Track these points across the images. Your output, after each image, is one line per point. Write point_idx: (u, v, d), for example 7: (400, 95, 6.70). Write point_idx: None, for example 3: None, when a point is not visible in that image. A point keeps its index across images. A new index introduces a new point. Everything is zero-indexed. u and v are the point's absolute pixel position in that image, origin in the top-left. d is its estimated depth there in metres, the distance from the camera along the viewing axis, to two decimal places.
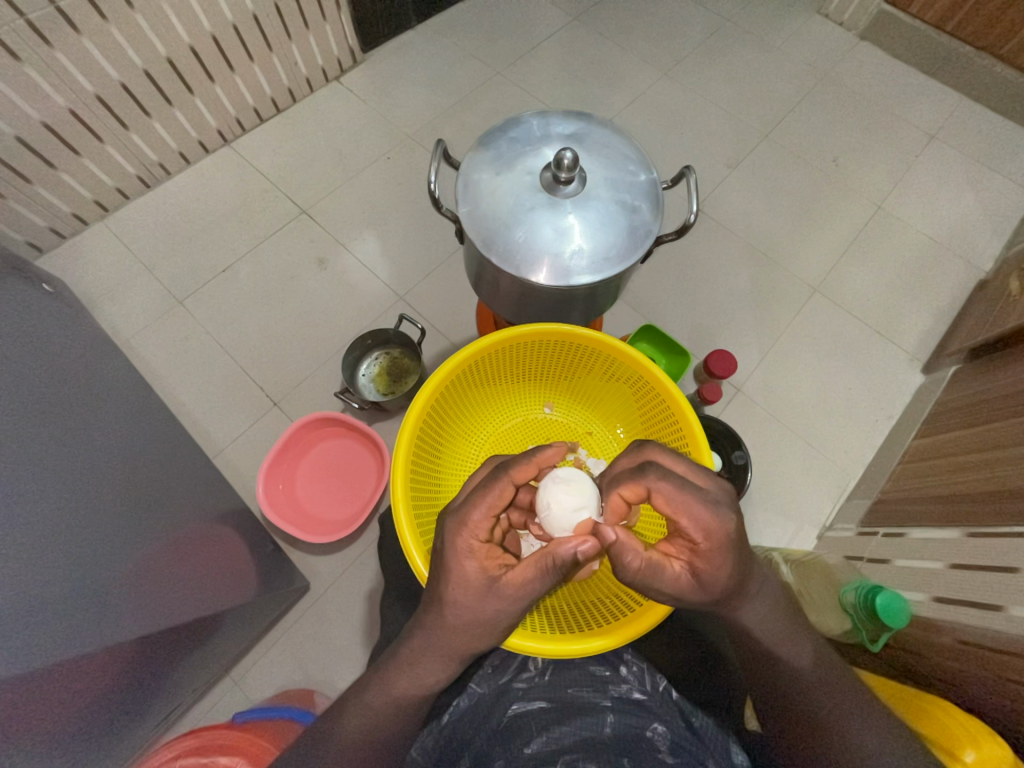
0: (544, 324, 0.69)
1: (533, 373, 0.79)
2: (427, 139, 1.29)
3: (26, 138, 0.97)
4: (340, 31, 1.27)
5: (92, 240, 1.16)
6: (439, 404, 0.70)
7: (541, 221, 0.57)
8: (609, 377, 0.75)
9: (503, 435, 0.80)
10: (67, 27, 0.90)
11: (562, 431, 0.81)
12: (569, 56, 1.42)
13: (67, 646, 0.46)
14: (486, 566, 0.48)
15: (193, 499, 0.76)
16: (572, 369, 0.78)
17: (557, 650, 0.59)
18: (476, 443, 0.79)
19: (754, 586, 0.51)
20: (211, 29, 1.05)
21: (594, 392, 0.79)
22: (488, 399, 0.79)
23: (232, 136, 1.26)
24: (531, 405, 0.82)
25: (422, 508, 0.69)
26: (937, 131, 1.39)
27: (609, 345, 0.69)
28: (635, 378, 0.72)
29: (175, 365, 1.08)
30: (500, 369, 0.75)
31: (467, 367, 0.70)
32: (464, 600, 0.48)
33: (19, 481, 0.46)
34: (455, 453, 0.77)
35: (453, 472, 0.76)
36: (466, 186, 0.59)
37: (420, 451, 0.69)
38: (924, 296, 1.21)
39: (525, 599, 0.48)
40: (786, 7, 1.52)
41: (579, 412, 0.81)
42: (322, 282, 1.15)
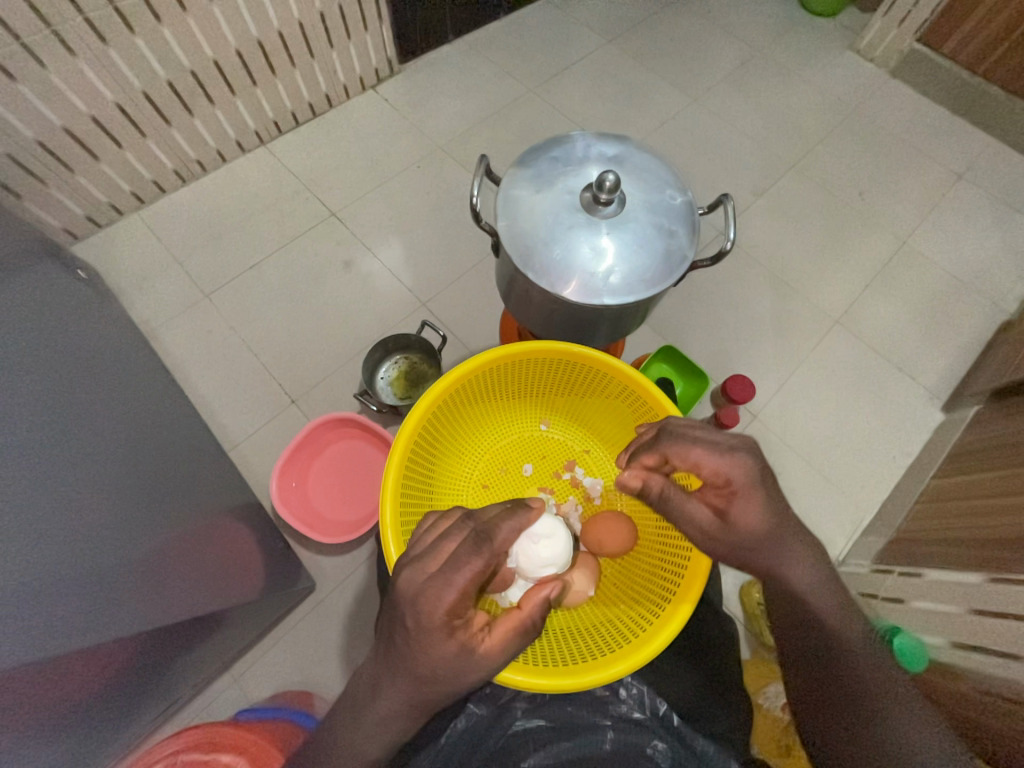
0: (543, 342, 0.69)
1: (530, 390, 0.79)
2: (457, 151, 1.32)
3: (71, 127, 1.00)
4: (380, 42, 1.30)
5: (126, 230, 1.18)
6: (437, 416, 0.70)
7: (578, 241, 0.58)
8: (607, 397, 0.75)
9: (499, 451, 0.80)
10: (121, 26, 0.93)
11: (558, 449, 0.81)
12: (601, 77, 1.44)
13: (70, 639, 0.45)
14: (465, 642, 0.44)
15: (206, 493, 0.76)
16: (570, 388, 0.78)
17: (550, 685, 0.56)
18: (472, 460, 0.79)
19: (796, 540, 0.51)
20: (257, 34, 1.09)
21: (592, 411, 0.79)
22: (486, 413, 0.79)
23: (268, 138, 1.28)
24: (527, 422, 0.81)
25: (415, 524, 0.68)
26: (964, 170, 1.39)
27: (608, 365, 0.69)
28: (634, 400, 0.72)
29: (197, 357, 1.09)
30: (497, 385, 0.75)
31: (466, 382, 0.70)
32: (438, 676, 0.44)
33: (26, 465, 0.45)
34: (450, 466, 0.77)
35: (446, 488, 0.76)
36: (505, 200, 0.60)
37: (415, 463, 0.69)
38: (947, 334, 1.21)
39: (499, 663, 0.46)
40: (818, 41, 1.54)
41: (576, 430, 0.81)
42: (346, 284, 1.17)
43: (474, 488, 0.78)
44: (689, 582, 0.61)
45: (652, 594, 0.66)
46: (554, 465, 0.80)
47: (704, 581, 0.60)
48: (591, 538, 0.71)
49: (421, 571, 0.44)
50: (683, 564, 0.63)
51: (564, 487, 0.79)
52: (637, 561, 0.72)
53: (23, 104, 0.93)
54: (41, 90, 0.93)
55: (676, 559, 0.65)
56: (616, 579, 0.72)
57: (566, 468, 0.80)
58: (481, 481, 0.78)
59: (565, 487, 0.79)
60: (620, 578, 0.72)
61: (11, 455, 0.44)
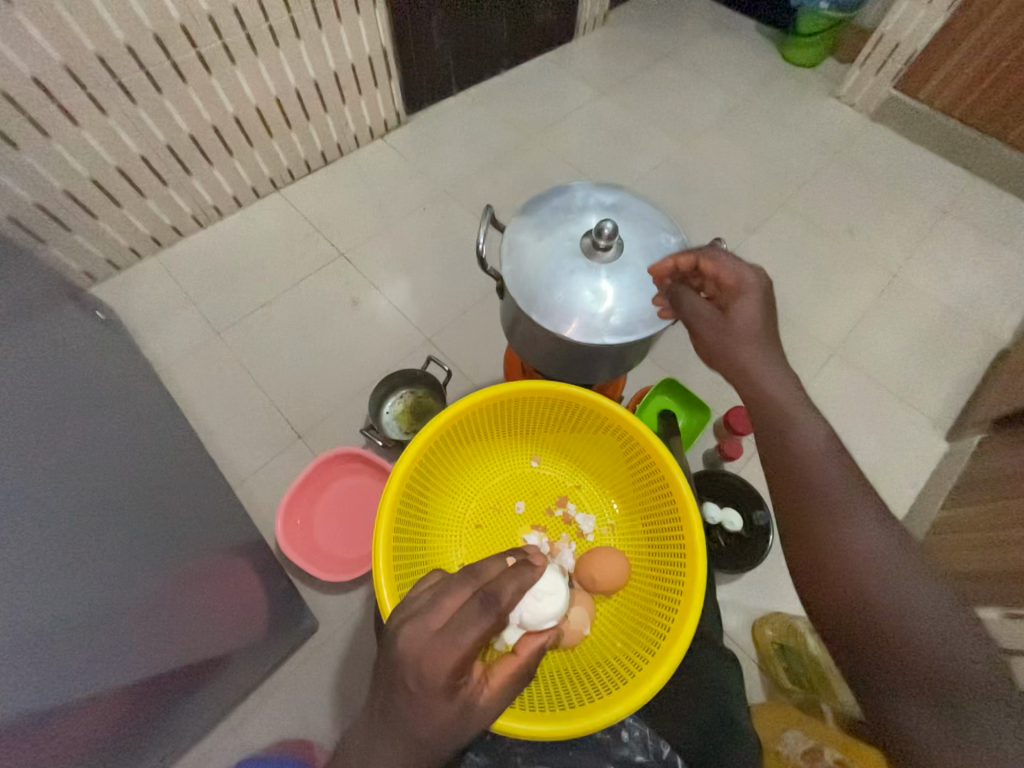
0: (528, 383, 0.69)
1: (519, 426, 0.77)
2: (461, 194, 1.38)
3: (98, 178, 1.06)
4: (389, 97, 1.39)
5: (144, 272, 1.23)
6: (428, 458, 0.69)
7: (581, 285, 0.61)
8: (595, 431, 0.74)
9: (490, 490, 0.78)
10: (151, 88, 1.01)
11: (550, 485, 0.79)
12: (596, 125, 1.53)
13: (73, 687, 0.45)
14: (467, 704, 0.40)
15: (212, 531, 0.77)
16: (557, 424, 0.77)
17: (551, 732, 0.54)
18: (463, 500, 0.77)
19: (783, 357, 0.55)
20: (275, 92, 1.17)
21: (582, 445, 0.77)
22: (476, 453, 0.77)
23: (282, 184, 1.35)
24: (517, 458, 0.80)
25: (408, 571, 0.66)
26: (949, 206, 1.45)
27: (593, 401, 0.69)
28: (623, 434, 0.71)
29: (207, 393, 1.11)
30: (487, 423, 0.74)
31: (456, 422, 0.69)
32: (437, 737, 0.40)
33: (46, 498, 0.46)
34: (442, 507, 0.75)
35: (438, 531, 0.73)
36: (510, 247, 0.64)
37: (406, 506, 0.67)
38: (944, 364, 1.23)
39: (497, 715, 0.43)
40: (801, 90, 1.64)
41: (567, 465, 0.79)
42: (354, 321, 1.20)
43: (467, 529, 0.75)
44: (683, 617, 0.60)
45: (647, 630, 0.65)
46: (546, 502, 0.78)
47: (698, 617, 0.59)
48: (585, 572, 0.69)
49: (422, 629, 0.40)
50: (677, 599, 0.63)
51: (557, 524, 0.77)
52: (630, 596, 0.70)
53: (55, 158, 0.99)
54: (73, 145, 0.99)
55: (671, 594, 0.64)
56: (611, 616, 0.70)
57: (558, 504, 0.78)
58: (473, 522, 0.76)
59: (558, 525, 0.77)
60: (615, 615, 0.70)
61: (33, 494, 0.45)
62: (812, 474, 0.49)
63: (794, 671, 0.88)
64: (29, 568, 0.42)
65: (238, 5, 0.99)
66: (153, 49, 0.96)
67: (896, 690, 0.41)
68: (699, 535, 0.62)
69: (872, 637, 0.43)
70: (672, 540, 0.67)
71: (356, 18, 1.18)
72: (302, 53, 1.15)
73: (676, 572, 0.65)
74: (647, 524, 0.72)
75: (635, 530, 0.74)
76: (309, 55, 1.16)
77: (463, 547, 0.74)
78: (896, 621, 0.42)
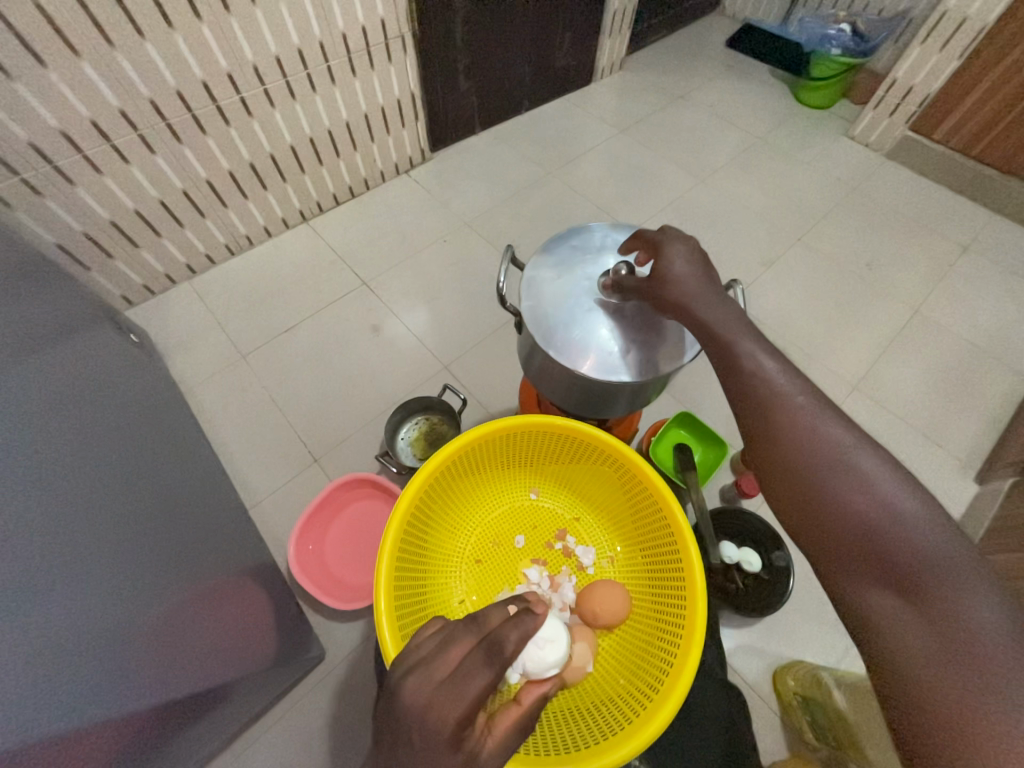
0: (529, 417, 0.69)
1: (517, 459, 0.77)
2: (481, 226, 1.43)
3: (142, 210, 1.13)
4: (415, 135, 1.46)
5: (177, 297, 1.29)
6: (430, 492, 0.68)
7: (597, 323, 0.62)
8: (593, 463, 0.73)
9: (490, 524, 0.77)
10: (196, 129, 1.08)
11: (549, 518, 0.78)
12: (613, 162, 1.58)
13: (89, 713, 0.45)
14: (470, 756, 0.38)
15: (223, 555, 0.77)
16: (555, 457, 0.76)
17: None
18: (463, 535, 0.75)
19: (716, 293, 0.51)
20: (309, 132, 1.25)
21: (581, 477, 0.77)
22: (476, 486, 0.77)
23: (311, 215, 1.42)
24: (515, 491, 0.79)
25: (409, 611, 0.64)
26: (969, 243, 1.44)
27: (591, 434, 0.69)
28: (620, 467, 0.70)
29: (229, 415, 1.14)
30: (486, 457, 0.74)
31: (458, 456, 0.69)
32: None
33: (49, 526, 0.47)
34: (442, 541, 0.73)
35: (438, 568, 0.72)
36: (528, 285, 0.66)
37: (408, 541, 0.66)
38: (971, 402, 1.19)
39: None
40: (815, 129, 1.67)
41: (565, 498, 0.79)
42: (373, 347, 1.23)
43: (467, 566, 0.74)
44: (685, 653, 0.57)
45: (649, 666, 0.61)
46: (546, 535, 0.77)
47: (698, 652, 0.56)
48: (586, 606, 0.68)
49: (427, 680, 0.39)
50: (678, 634, 0.60)
51: (557, 558, 0.75)
52: (632, 634, 0.67)
53: (104, 192, 1.06)
54: (121, 180, 1.06)
55: (671, 628, 0.61)
56: (614, 653, 0.67)
57: (558, 537, 0.77)
58: (474, 558, 0.74)
59: (558, 558, 0.75)
60: (616, 652, 0.67)
61: (41, 518, 0.46)
62: (753, 372, 0.45)
63: (819, 726, 0.80)
64: (40, 592, 0.43)
65: (280, 55, 1.07)
66: (201, 94, 1.04)
67: (865, 580, 0.36)
68: (697, 567, 0.60)
69: (834, 529, 0.38)
70: (671, 572, 0.65)
71: (388, 66, 1.26)
72: (336, 97, 1.23)
73: (676, 604, 0.62)
74: (648, 556, 0.70)
75: (635, 563, 0.72)
76: (342, 98, 1.24)
77: (464, 584, 0.73)
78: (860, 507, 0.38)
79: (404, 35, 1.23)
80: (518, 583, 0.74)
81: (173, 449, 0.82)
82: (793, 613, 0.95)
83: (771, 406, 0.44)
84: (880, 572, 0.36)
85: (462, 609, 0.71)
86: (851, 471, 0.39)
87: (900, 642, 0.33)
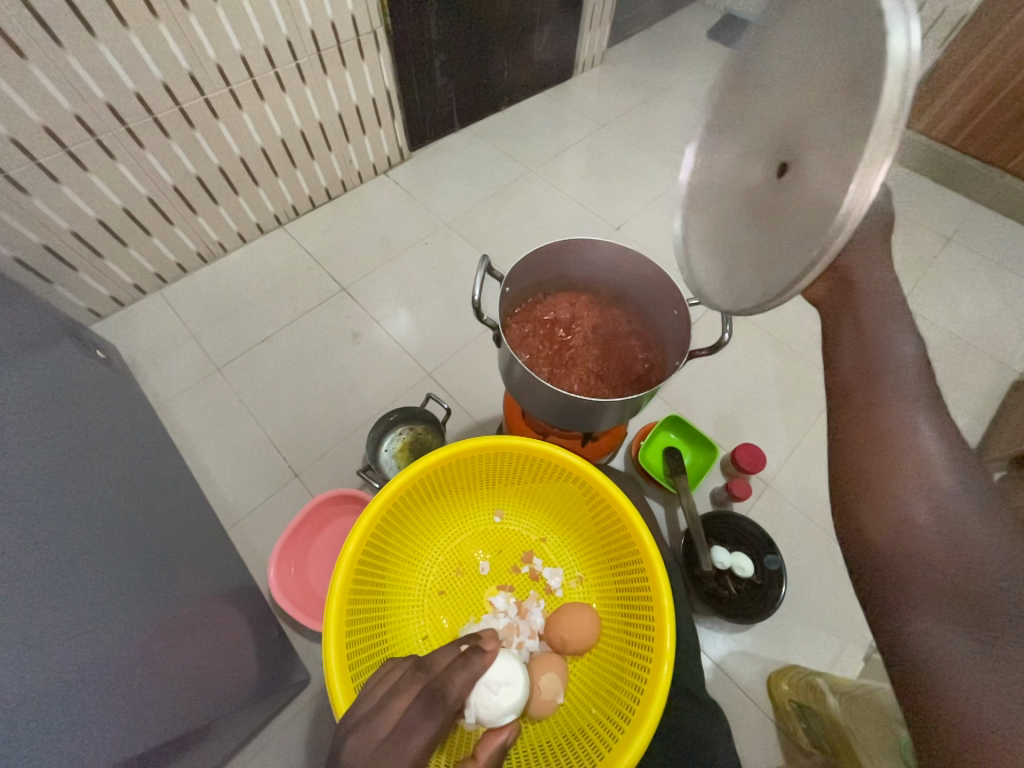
0: (490, 440, 0.67)
1: (479, 481, 0.74)
2: (462, 228, 1.39)
3: (105, 220, 1.08)
4: (392, 135, 1.42)
5: (146, 309, 1.24)
6: (384, 528, 0.65)
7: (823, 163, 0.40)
8: (557, 483, 0.71)
9: (454, 552, 0.74)
10: (159, 133, 1.03)
11: (515, 541, 0.75)
12: (594, 158, 1.55)
13: None
14: None
15: (199, 579, 0.74)
16: (518, 477, 0.74)
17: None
18: (424, 565, 0.73)
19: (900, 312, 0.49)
20: (281, 134, 1.21)
21: (546, 496, 0.75)
22: (438, 513, 0.74)
23: (286, 220, 1.37)
24: (478, 515, 0.76)
25: (366, 655, 0.61)
26: (953, 234, 1.44)
27: (550, 452, 0.67)
28: (583, 485, 0.68)
29: (204, 430, 1.10)
30: (446, 482, 0.71)
31: (413, 486, 0.67)
32: None
33: (16, 564, 0.44)
34: (402, 575, 0.70)
35: (397, 604, 0.69)
36: (867, 45, 0.37)
37: (362, 580, 0.63)
38: (958, 396, 1.19)
39: None
40: None
41: (531, 519, 0.76)
42: (354, 354, 1.20)
43: (431, 598, 0.71)
44: (655, 681, 0.55)
45: (620, 692, 0.60)
46: (511, 559, 0.74)
47: (668, 676, 0.55)
48: (555, 633, 0.66)
49: (370, 738, 0.42)
50: (648, 658, 0.58)
51: (524, 582, 0.73)
52: (603, 658, 0.66)
53: (64, 201, 1.01)
54: (80, 188, 1.01)
55: (641, 651, 0.60)
56: (585, 680, 0.65)
57: (524, 561, 0.74)
58: (436, 589, 0.72)
59: (524, 582, 0.73)
60: (589, 678, 0.65)
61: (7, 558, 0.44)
62: (900, 384, 0.45)
63: (813, 732, 0.78)
64: (12, 637, 0.41)
65: (245, 53, 1.03)
66: (162, 96, 0.99)
67: (922, 604, 0.38)
68: (664, 590, 0.58)
69: (906, 545, 0.40)
70: (639, 592, 0.63)
71: (360, 63, 1.22)
72: (307, 96, 1.18)
73: (645, 625, 0.60)
74: (616, 574, 0.68)
75: (604, 583, 0.70)
76: (314, 97, 1.20)
77: (427, 619, 0.70)
78: (936, 540, 0.39)
79: (377, 30, 1.19)
80: (485, 612, 0.71)
81: (144, 470, 0.78)
82: (784, 616, 0.94)
83: (884, 426, 0.44)
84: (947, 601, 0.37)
85: (425, 645, 0.68)
86: (943, 508, 0.40)
87: (942, 664, 0.35)
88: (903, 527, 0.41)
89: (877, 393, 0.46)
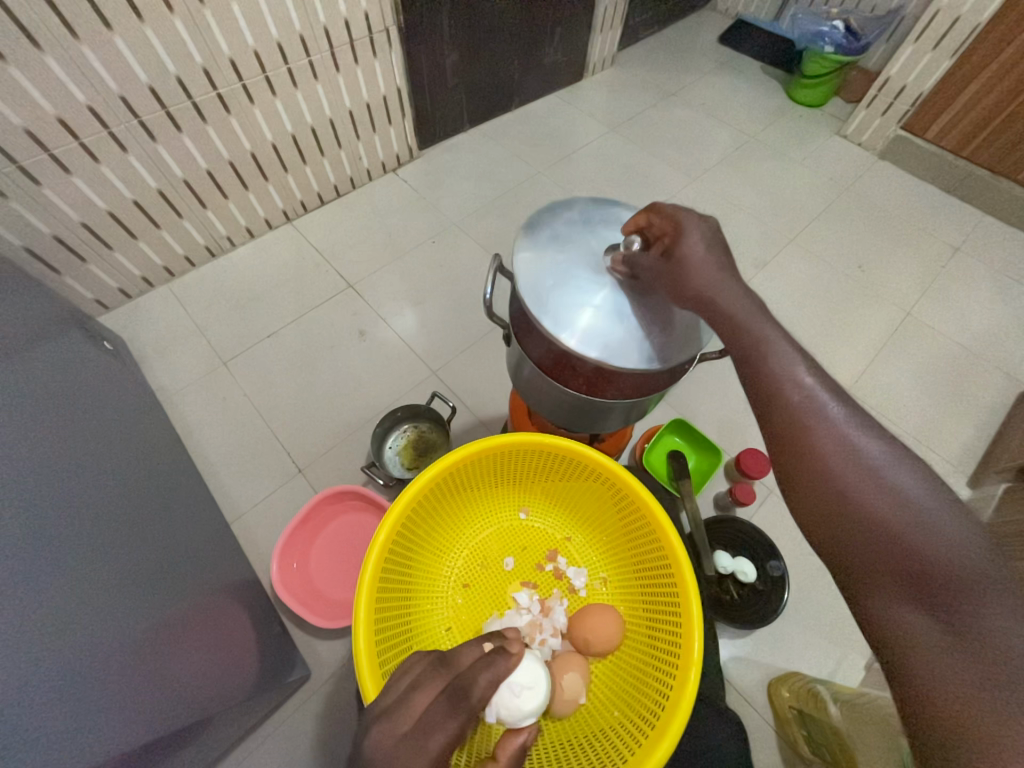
0: (516, 437, 0.67)
1: (504, 478, 0.75)
2: (470, 227, 1.39)
3: (115, 211, 1.08)
4: (402, 133, 1.43)
5: (153, 301, 1.24)
6: (412, 521, 0.65)
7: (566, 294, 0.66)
8: (583, 481, 0.71)
9: (479, 546, 0.74)
10: (171, 126, 1.04)
11: (539, 539, 0.76)
12: (603, 160, 1.55)
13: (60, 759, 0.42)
14: None
15: (202, 572, 0.74)
16: (544, 475, 0.74)
17: None
18: (450, 559, 0.73)
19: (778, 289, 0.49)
20: (291, 130, 1.21)
21: (572, 496, 0.75)
22: (463, 508, 0.74)
23: (294, 215, 1.37)
24: (504, 511, 0.76)
25: (393, 647, 0.61)
26: (961, 244, 1.44)
27: (578, 451, 0.67)
28: (610, 485, 0.68)
29: (208, 423, 1.10)
30: (473, 477, 0.71)
31: (441, 481, 0.67)
32: None
33: (21, 554, 0.44)
34: (429, 568, 0.70)
35: (422, 596, 0.69)
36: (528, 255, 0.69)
37: (391, 572, 0.63)
38: (963, 407, 1.19)
39: None
40: (808, 129, 1.66)
41: (556, 516, 0.76)
42: (359, 351, 1.20)
43: (456, 592, 0.71)
44: (682, 684, 0.55)
45: (644, 696, 0.59)
46: (536, 557, 0.75)
47: (696, 681, 0.54)
48: (578, 633, 0.66)
49: (390, 732, 0.42)
50: (674, 661, 0.58)
51: (548, 580, 0.73)
52: (626, 660, 0.66)
53: (75, 192, 1.01)
54: (91, 179, 1.01)
55: (667, 653, 0.60)
56: (607, 681, 0.65)
57: (549, 559, 0.74)
58: (461, 583, 0.72)
59: (548, 580, 0.73)
60: (611, 680, 0.65)
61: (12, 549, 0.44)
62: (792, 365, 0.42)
63: (813, 741, 0.77)
64: (18, 625, 0.41)
65: (258, 48, 1.03)
66: (175, 90, 0.99)
67: (880, 582, 0.35)
68: (693, 595, 0.58)
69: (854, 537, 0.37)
70: (665, 594, 0.63)
71: (372, 61, 1.22)
72: (319, 92, 1.19)
73: (672, 628, 0.60)
74: (641, 575, 0.68)
75: (628, 584, 0.70)
76: (325, 94, 1.20)
77: (450, 612, 0.70)
78: (885, 509, 0.36)
79: (389, 28, 1.19)
80: (508, 607, 0.71)
81: (149, 462, 0.79)
82: (785, 622, 0.94)
83: (797, 417, 0.40)
84: (906, 587, 0.34)
85: (449, 638, 0.68)
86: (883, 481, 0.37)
87: (916, 657, 0.32)
88: (843, 519, 0.37)
89: (768, 376, 0.42)
